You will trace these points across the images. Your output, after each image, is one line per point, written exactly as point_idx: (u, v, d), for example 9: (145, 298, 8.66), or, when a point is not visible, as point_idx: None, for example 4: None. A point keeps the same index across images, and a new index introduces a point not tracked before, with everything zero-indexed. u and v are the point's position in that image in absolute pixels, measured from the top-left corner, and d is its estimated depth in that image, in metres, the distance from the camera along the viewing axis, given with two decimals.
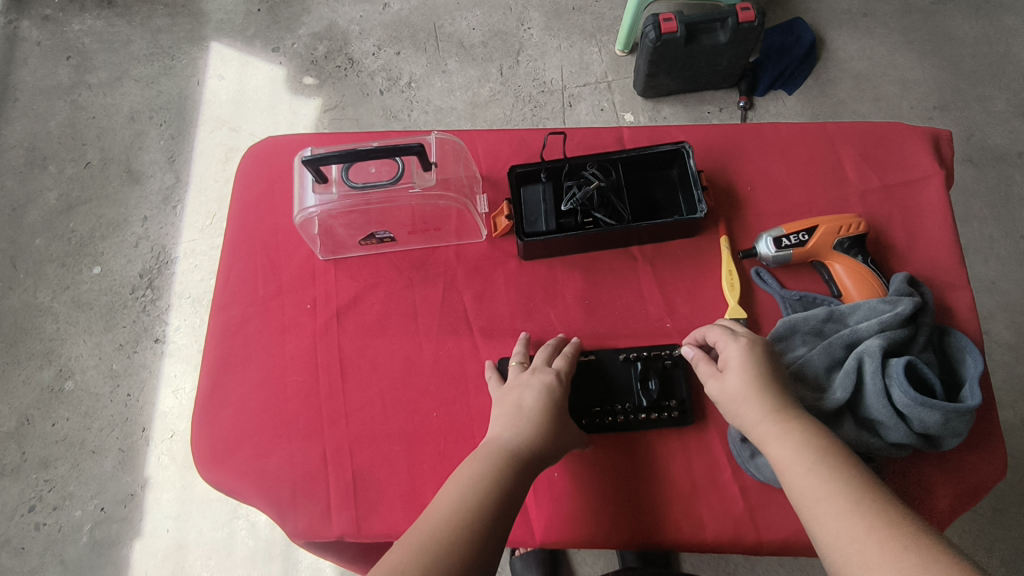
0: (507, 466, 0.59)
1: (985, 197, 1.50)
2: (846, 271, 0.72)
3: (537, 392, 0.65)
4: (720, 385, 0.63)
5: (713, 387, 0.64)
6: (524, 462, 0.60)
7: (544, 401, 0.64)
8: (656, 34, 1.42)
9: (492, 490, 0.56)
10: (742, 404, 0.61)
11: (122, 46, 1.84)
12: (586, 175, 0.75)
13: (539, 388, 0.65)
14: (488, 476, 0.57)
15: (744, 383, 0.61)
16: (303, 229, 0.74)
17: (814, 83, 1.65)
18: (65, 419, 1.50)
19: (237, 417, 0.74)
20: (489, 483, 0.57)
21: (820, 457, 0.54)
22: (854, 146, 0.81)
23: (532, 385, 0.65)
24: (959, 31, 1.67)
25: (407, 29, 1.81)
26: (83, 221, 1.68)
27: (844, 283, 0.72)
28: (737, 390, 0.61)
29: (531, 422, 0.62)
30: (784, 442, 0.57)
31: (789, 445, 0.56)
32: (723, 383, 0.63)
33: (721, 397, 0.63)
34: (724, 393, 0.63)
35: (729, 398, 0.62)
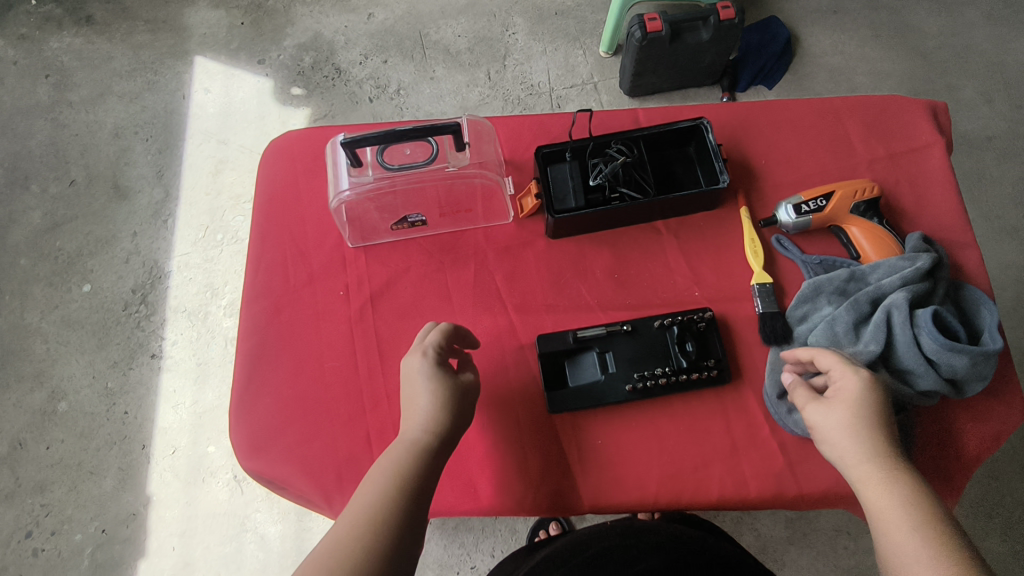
0: (410, 463, 0.60)
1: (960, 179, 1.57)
2: (863, 234, 0.75)
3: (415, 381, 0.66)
4: (823, 403, 0.63)
5: (815, 409, 0.63)
6: (427, 451, 0.62)
7: (430, 384, 0.65)
8: (642, 33, 1.46)
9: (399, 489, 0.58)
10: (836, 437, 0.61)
11: (103, 62, 1.82)
12: (611, 153, 0.77)
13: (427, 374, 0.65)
14: (400, 466, 0.60)
15: (849, 417, 0.60)
16: (336, 215, 0.75)
17: (792, 78, 1.72)
18: (60, 441, 1.46)
19: (277, 405, 0.75)
20: (400, 474, 0.60)
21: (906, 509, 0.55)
22: (859, 117, 0.85)
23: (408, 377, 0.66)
24: (925, 23, 1.75)
25: (392, 37, 1.83)
26: (70, 239, 1.65)
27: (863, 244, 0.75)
28: (842, 423, 0.60)
29: (428, 411, 0.64)
30: (879, 492, 0.57)
31: (888, 500, 0.56)
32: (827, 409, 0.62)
33: (817, 418, 0.63)
34: (826, 419, 0.62)
35: (827, 424, 0.62)
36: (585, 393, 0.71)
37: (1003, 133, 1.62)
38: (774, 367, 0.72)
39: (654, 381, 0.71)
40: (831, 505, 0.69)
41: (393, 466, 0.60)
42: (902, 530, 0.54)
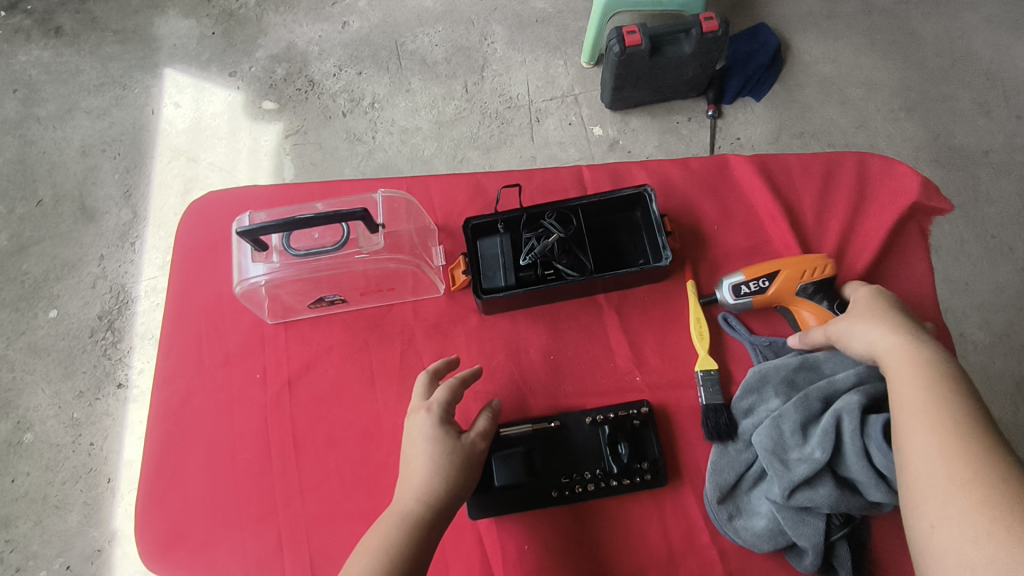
0: (401, 537, 0.51)
1: (955, 197, 1.48)
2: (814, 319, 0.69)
3: (421, 439, 0.58)
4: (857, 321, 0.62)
5: (847, 328, 0.62)
6: (422, 525, 0.53)
7: (432, 446, 0.57)
8: (620, 47, 1.37)
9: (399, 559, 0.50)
10: (874, 339, 0.59)
11: (71, 76, 1.73)
12: (545, 226, 0.70)
13: (422, 436, 0.58)
14: (389, 542, 0.51)
15: (869, 311, 0.62)
16: (246, 297, 0.70)
17: (781, 89, 1.61)
18: (25, 473, 1.38)
19: (185, 502, 0.69)
20: (393, 543, 0.51)
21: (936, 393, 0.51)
22: (814, 176, 0.79)
23: (415, 435, 0.59)
24: (922, 31, 1.65)
25: (367, 47, 1.72)
26: (37, 263, 1.56)
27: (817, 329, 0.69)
28: (862, 314, 0.62)
29: (424, 477, 0.56)
30: (894, 348, 0.57)
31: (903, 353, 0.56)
32: (866, 319, 0.61)
33: (849, 335, 0.62)
34: (861, 333, 0.61)
35: (861, 338, 0.61)
36: (508, 496, 0.65)
37: (1001, 147, 1.53)
38: (716, 468, 0.65)
39: (578, 487, 0.65)
40: None
41: (381, 541, 0.51)
42: (911, 372, 0.54)
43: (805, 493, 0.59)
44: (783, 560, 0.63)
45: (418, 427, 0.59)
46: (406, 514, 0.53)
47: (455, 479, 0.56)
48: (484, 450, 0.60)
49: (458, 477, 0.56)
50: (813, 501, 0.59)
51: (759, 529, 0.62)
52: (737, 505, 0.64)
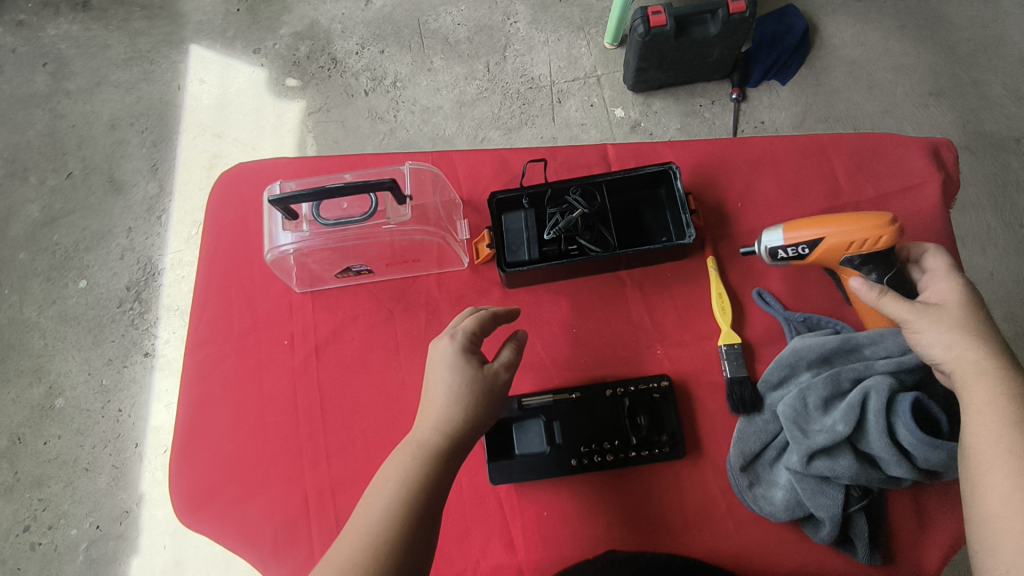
0: (417, 467, 0.53)
1: (983, 186, 1.46)
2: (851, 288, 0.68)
3: (441, 370, 0.58)
4: (937, 322, 0.58)
5: (923, 330, 0.59)
6: (437, 457, 0.54)
7: (452, 374, 0.57)
8: (644, 28, 1.36)
9: (415, 492, 0.51)
10: (951, 357, 0.57)
11: (99, 51, 1.74)
12: (569, 201, 0.72)
13: (445, 366, 0.58)
14: (409, 474, 0.52)
15: (954, 319, 0.58)
16: (276, 265, 0.72)
17: (808, 73, 1.58)
18: (56, 436, 1.42)
19: (216, 459, 0.72)
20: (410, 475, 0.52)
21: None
22: (847, 155, 0.80)
23: (435, 368, 0.59)
24: (955, 14, 1.61)
25: (390, 26, 1.71)
26: (67, 234, 1.59)
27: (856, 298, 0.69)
28: (948, 324, 0.58)
29: (444, 406, 0.56)
30: (981, 384, 0.55)
31: (989, 390, 0.54)
32: (944, 325, 0.58)
33: (924, 334, 0.59)
34: (938, 341, 0.58)
35: (937, 348, 0.58)
36: (531, 461, 0.68)
37: None
38: (741, 437, 0.67)
39: (596, 457, 0.67)
40: None
41: (400, 472, 0.52)
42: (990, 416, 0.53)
43: (825, 462, 0.61)
44: (798, 532, 0.64)
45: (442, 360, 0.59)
46: (424, 445, 0.54)
47: (473, 411, 0.56)
48: (507, 382, 0.59)
49: (477, 408, 0.56)
50: (832, 470, 0.61)
51: (777, 500, 0.64)
52: (757, 474, 0.66)
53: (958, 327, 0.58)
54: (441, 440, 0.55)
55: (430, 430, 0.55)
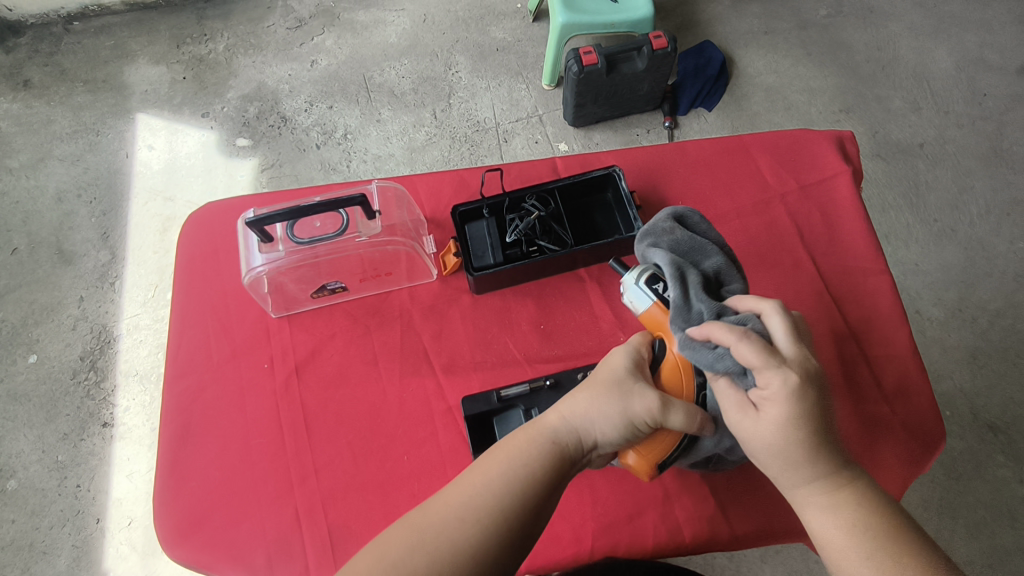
0: (550, 461, 0.53)
1: (896, 187, 1.60)
2: (682, 364, 0.63)
3: (611, 377, 0.59)
4: (758, 432, 0.54)
5: (744, 425, 0.55)
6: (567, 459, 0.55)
7: (619, 392, 0.58)
8: (578, 67, 1.46)
9: (533, 487, 0.51)
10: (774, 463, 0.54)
11: (42, 126, 1.71)
12: (527, 207, 0.79)
13: (615, 365, 0.61)
14: (535, 462, 0.53)
15: (780, 418, 0.53)
16: (252, 289, 0.75)
17: (729, 99, 1.73)
18: (9, 521, 1.32)
19: (202, 487, 0.72)
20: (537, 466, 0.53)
21: (859, 537, 0.50)
22: (769, 152, 0.89)
23: (610, 374, 0.60)
24: (851, 41, 1.80)
25: (337, 83, 1.77)
26: (13, 309, 1.51)
27: (673, 371, 0.63)
28: (772, 427, 0.53)
29: (591, 420, 0.57)
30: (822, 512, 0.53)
31: (829, 522, 0.52)
32: (766, 420, 0.54)
33: (750, 442, 0.55)
34: (756, 435, 0.54)
35: (757, 447, 0.55)
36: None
37: (933, 140, 1.66)
38: None
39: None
40: (763, 543, 0.69)
41: (529, 457, 0.53)
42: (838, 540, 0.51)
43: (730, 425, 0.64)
44: (766, 489, 0.69)
45: (622, 370, 0.60)
46: (564, 445, 0.55)
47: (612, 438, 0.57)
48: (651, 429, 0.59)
49: (615, 436, 0.57)
50: None
51: None
52: None
53: (785, 433, 0.53)
54: (574, 457, 0.55)
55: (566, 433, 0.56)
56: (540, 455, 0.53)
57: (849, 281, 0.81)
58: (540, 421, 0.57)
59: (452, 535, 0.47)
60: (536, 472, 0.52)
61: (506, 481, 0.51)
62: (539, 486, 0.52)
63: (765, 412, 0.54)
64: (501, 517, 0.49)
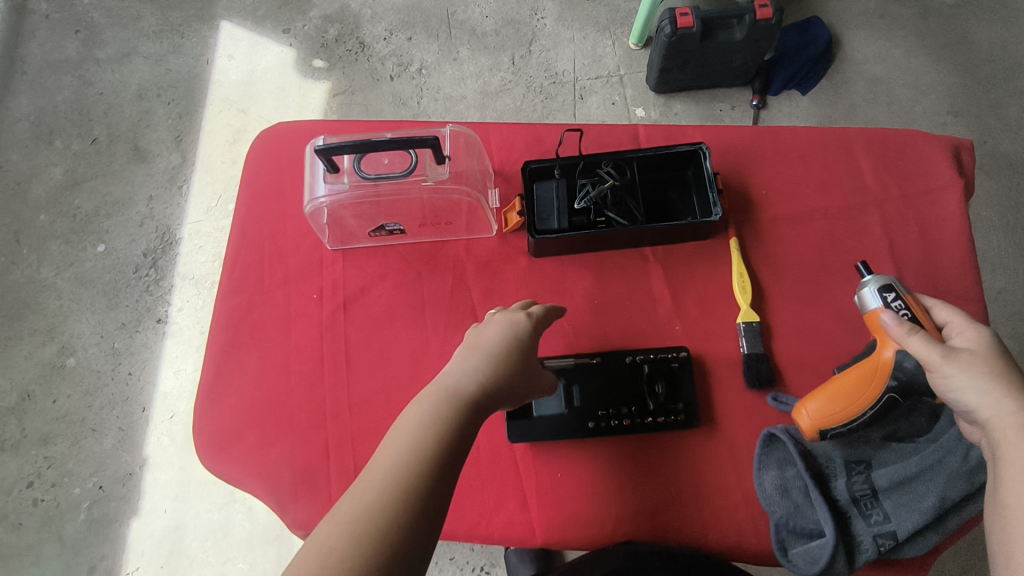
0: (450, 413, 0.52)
1: (997, 205, 1.46)
2: (880, 365, 0.62)
3: (495, 334, 0.60)
4: (961, 373, 0.54)
5: (952, 372, 0.54)
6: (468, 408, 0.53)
7: (496, 354, 0.58)
8: (672, 28, 1.36)
9: (437, 438, 0.49)
10: (996, 400, 0.51)
11: (131, 22, 1.73)
12: (600, 174, 0.75)
13: (507, 328, 0.61)
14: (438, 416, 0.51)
15: (977, 368, 0.53)
16: (312, 218, 0.74)
17: (829, 84, 1.60)
18: (66, 396, 1.41)
19: (241, 405, 0.73)
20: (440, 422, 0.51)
21: None
22: (873, 151, 0.81)
23: (493, 328, 0.61)
24: (978, 37, 1.63)
25: (419, 14, 1.72)
26: (88, 198, 1.57)
27: (862, 377, 0.63)
28: (966, 377, 0.53)
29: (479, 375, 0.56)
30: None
31: None
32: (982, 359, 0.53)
33: (954, 387, 0.54)
34: (976, 376, 0.53)
35: (967, 391, 0.53)
36: (551, 422, 0.69)
37: None
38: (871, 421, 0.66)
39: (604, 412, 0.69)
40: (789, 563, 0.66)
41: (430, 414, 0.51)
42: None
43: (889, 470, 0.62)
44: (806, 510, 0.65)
45: (510, 332, 0.60)
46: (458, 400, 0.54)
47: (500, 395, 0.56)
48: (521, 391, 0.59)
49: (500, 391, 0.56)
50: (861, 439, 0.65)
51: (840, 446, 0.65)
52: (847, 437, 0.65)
53: (985, 369, 0.53)
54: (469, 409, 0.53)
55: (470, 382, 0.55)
56: (446, 412, 0.52)
57: None
58: (435, 382, 0.56)
59: (377, 502, 0.44)
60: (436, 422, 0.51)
61: (427, 427, 0.50)
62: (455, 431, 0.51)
63: (951, 367, 0.54)
64: (428, 459, 0.48)
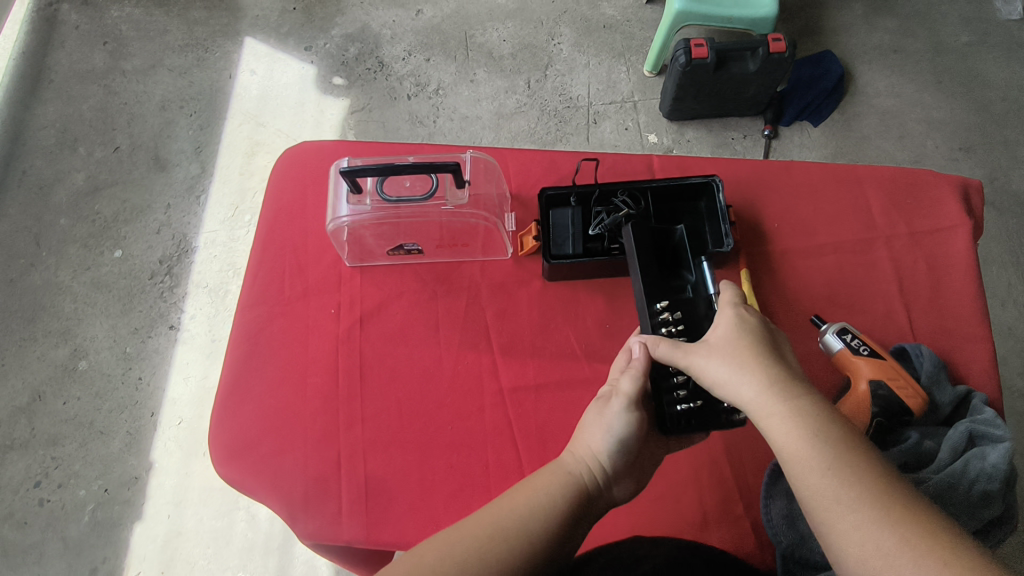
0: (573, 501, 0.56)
1: (1006, 241, 1.47)
2: (858, 399, 0.68)
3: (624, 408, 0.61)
4: (713, 363, 0.57)
5: (709, 367, 0.57)
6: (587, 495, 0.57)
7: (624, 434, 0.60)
8: (686, 59, 1.39)
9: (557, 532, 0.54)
10: (752, 392, 0.54)
11: (158, 35, 1.78)
12: (616, 203, 0.77)
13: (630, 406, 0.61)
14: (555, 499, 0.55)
15: (727, 359, 0.56)
16: (333, 236, 0.76)
17: (840, 117, 1.62)
18: (76, 398, 1.42)
19: (255, 414, 0.75)
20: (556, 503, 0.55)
21: (822, 445, 0.50)
22: (882, 189, 0.83)
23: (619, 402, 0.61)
24: (989, 75, 1.65)
25: (438, 36, 1.77)
26: (108, 204, 1.60)
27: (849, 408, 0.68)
28: (720, 368, 0.56)
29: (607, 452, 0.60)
30: (789, 428, 0.52)
31: (796, 433, 0.51)
32: (725, 357, 0.57)
33: (715, 379, 0.57)
34: (719, 373, 0.56)
35: (725, 381, 0.56)
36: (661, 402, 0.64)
37: None
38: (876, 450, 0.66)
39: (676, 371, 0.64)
40: None
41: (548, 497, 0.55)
42: (802, 450, 0.50)
43: None
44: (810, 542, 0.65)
45: (617, 407, 0.61)
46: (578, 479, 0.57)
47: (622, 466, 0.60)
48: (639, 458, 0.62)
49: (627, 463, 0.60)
50: None
51: None
52: None
53: (729, 356, 0.56)
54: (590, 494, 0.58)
55: (584, 466, 0.59)
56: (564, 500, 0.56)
57: (942, 344, 0.75)
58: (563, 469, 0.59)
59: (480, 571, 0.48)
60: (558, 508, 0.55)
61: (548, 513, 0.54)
62: (569, 521, 0.54)
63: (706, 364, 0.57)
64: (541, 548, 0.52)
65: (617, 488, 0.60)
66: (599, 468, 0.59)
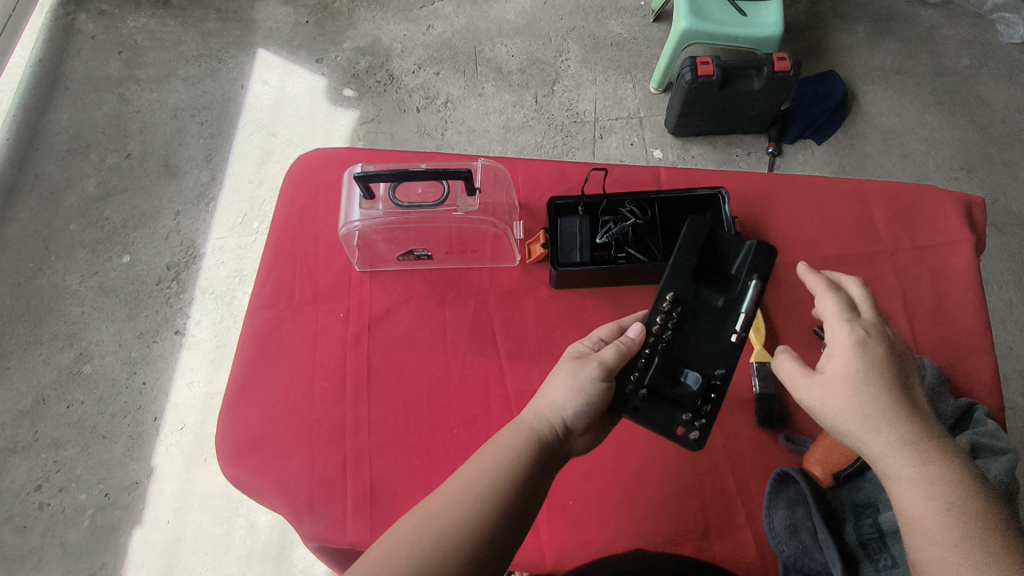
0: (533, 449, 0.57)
1: (1008, 261, 1.47)
2: None
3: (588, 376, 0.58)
4: (831, 400, 0.55)
5: (827, 406, 0.55)
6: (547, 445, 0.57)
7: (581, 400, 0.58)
8: (691, 76, 1.41)
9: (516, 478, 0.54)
10: (881, 444, 0.52)
11: (172, 45, 1.81)
12: (623, 212, 0.78)
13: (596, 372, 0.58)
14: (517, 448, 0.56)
15: (848, 399, 0.54)
16: (345, 241, 0.78)
17: (843, 136, 1.64)
18: (79, 402, 1.43)
19: (262, 416, 0.75)
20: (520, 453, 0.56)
21: (950, 513, 0.47)
22: (886, 204, 0.84)
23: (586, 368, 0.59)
24: (991, 97, 1.67)
25: (448, 51, 1.80)
26: (117, 210, 1.62)
27: None
28: (839, 410, 0.54)
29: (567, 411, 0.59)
30: (912, 486, 0.50)
31: (922, 494, 0.49)
32: (847, 398, 0.54)
33: (830, 417, 0.55)
34: (841, 414, 0.54)
35: (843, 422, 0.54)
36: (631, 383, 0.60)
37: None
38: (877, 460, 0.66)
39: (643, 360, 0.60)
40: None
41: (510, 446, 0.56)
42: (925, 511, 0.49)
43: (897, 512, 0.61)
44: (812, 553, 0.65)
45: (588, 371, 0.59)
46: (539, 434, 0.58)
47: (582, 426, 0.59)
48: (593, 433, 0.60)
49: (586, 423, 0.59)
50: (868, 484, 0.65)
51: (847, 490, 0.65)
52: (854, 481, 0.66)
53: (850, 398, 0.54)
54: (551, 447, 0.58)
55: (545, 420, 0.59)
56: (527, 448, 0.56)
57: (945, 358, 0.75)
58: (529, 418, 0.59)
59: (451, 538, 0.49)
60: (521, 456, 0.56)
61: (511, 461, 0.55)
62: (530, 472, 0.55)
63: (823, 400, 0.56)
64: (497, 499, 0.52)
65: (577, 440, 0.61)
66: (560, 422, 0.59)
